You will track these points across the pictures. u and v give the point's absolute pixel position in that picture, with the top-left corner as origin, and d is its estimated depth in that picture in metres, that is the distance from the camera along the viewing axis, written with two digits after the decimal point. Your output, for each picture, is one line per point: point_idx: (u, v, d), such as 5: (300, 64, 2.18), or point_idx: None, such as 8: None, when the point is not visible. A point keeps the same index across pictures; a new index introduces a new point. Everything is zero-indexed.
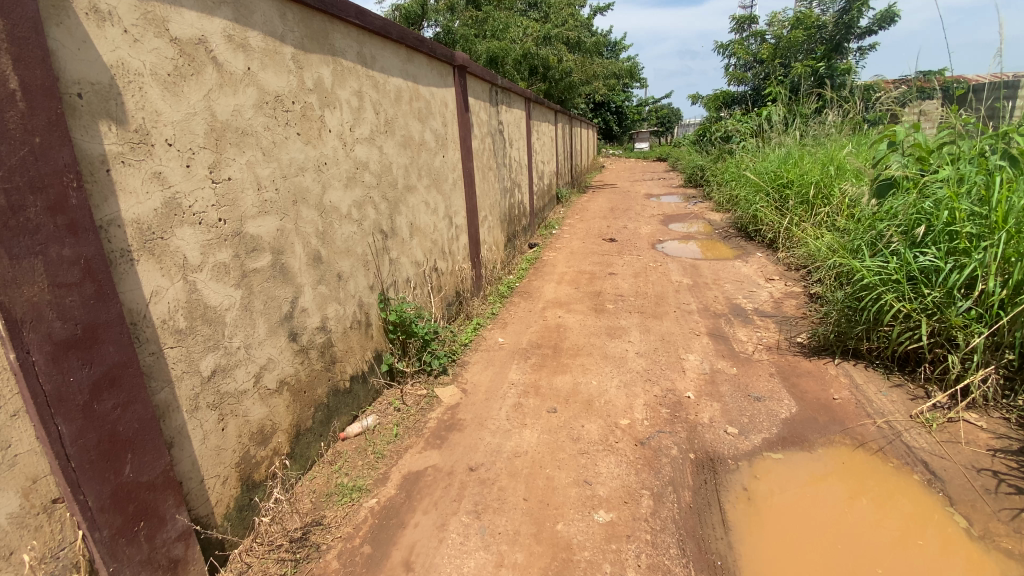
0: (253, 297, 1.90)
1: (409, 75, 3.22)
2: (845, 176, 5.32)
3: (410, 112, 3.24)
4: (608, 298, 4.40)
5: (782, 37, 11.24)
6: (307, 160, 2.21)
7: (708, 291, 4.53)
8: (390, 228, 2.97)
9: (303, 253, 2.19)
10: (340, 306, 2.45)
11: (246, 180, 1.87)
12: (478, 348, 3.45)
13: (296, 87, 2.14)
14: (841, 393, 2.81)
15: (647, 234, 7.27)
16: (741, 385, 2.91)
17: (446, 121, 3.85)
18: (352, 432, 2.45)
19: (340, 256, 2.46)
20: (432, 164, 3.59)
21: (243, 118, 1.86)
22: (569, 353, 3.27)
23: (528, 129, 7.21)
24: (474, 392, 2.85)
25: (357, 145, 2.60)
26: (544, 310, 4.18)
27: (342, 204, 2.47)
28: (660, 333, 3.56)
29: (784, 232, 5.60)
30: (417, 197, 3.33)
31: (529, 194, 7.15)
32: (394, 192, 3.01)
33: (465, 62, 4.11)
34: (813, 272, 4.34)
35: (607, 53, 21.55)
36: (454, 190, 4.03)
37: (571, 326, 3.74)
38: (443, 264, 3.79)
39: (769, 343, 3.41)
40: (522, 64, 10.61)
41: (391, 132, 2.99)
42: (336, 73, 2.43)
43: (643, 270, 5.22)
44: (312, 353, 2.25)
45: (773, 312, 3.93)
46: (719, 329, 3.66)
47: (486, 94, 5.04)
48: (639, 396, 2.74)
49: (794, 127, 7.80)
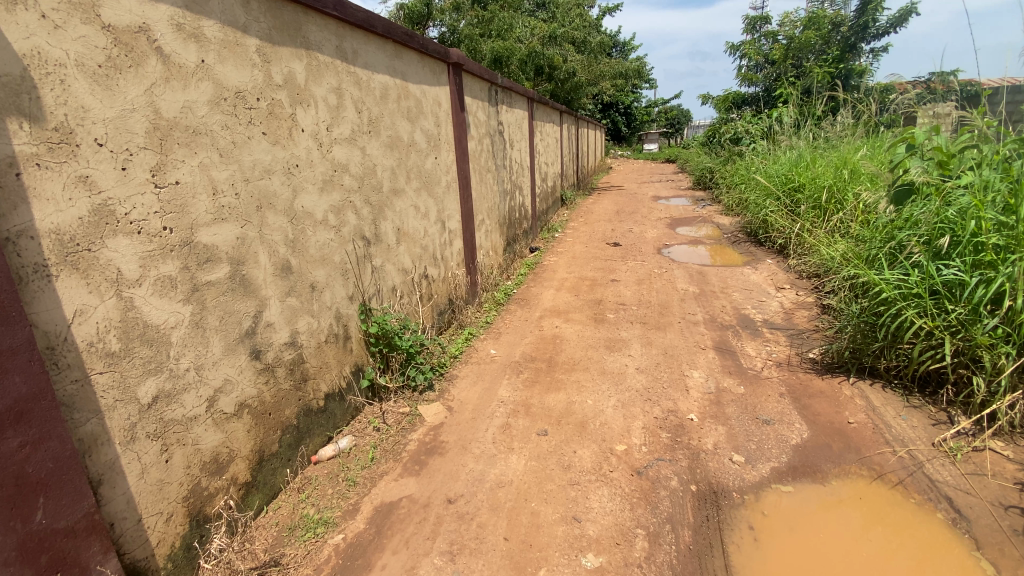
0: (207, 313, 1.73)
1: (398, 72, 3.04)
2: (860, 180, 5.07)
3: (399, 111, 3.07)
4: (609, 307, 4.19)
5: (794, 36, 10.92)
6: (274, 162, 2.04)
7: (715, 300, 4.30)
8: (374, 234, 2.79)
9: (270, 263, 2.01)
10: (313, 319, 2.27)
11: (199, 184, 1.70)
12: (469, 360, 3.26)
13: (261, 83, 1.97)
14: (858, 416, 2.59)
15: (653, 238, 7.04)
16: (748, 406, 2.69)
17: (439, 121, 3.67)
18: (324, 456, 2.27)
19: (314, 265, 2.28)
20: (423, 167, 3.40)
21: (196, 116, 1.69)
22: (564, 368, 3.06)
23: (530, 129, 7.02)
24: (460, 410, 2.66)
25: (336, 146, 2.43)
26: (541, 319, 3.98)
27: (317, 208, 2.29)
28: (663, 347, 3.35)
29: (796, 239, 5.35)
30: (405, 201, 3.15)
31: (531, 197, 6.95)
32: (379, 195, 2.84)
33: (461, 60, 3.93)
34: (827, 282, 4.10)
35: (616, 53, 21.26)
36: (447, 193, 3.84)
37: (569, 338, 3.54)
38: (434, 271, 3.60)
39: (780, 359, 3.18)
40: (528, 63, 10.45)
41: (377, 132, 2.81)
42: (312, 69, 2.26)
43: (647, 277, 5.00)
44: (279, 371, 2.07)
45: (784, 324, 3.70)
46: (726, 343, 3.44)
47: (485, 93, 4.85)
48: (637, 418, 2.53)
49: (805, 129, 7.54)
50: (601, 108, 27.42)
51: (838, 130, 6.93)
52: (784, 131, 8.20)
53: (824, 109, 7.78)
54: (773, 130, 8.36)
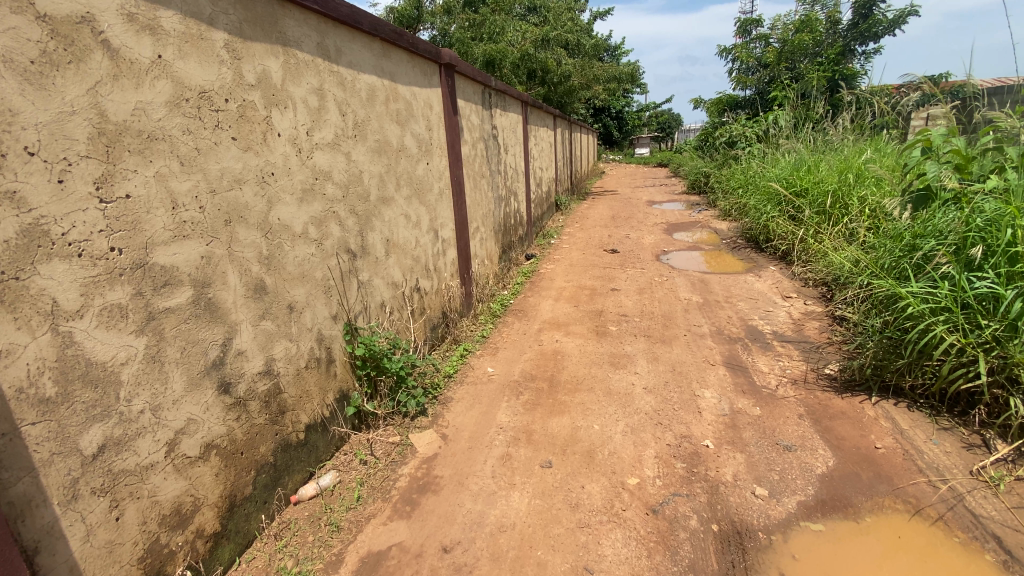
0: (166, 345, 1.51)
1: (386, 72, 2.84)
2: (866, 184, 4.95)
3: (387, 113, 2.86)
4: (611, 319, 3.99)
5: (787, 40, 10.82)
6: (246, 170, 1.82)
7: (721, 310, 4.12)
8: (361, 247, 2.58)
9: (241, 284, 1.80)
10: (291, 343, 2.06)
11: (155, 197, 1.48)
12: (464, 380, 3.04)
13: (230, 82, 1.76)
14: (884, 441, 2.41)
15: (650, 244, 6.87)
16: (766, 429, 2.50)
17: (430, 124, 3.47)
18: (305, 496, 2.06)
19: (292, 284, 2.06)
20: (414, 173, 3.20)
21: (151, 119, 1.47)
22: (567, 388, 2.85)
23: (525, 133, 6.85)
24: (455, 439, 2.44)
25: (318, 152, 2.22)
26: (540, 332, 3.78)
27: (296, 221, 2.08)
28: (670, 363, 3.15)
29: (800, 245, 5.21)
30: (394, 210, 2.94)
31: (526, 202, 6.77)
32: (366, 205, 2.63)
33: (453, 60, 3.74)
34: (837, 290, 3.94)
35: (608, 57, 21.18)
36: (440, 200, 3.64)
37: (570, 353, 3.33)
38: (427, 283, 3.38)
39: (794, 376, 3.00)
40: (520, 67, 10.30)
41: (363, 137, 2.61)
42: (289, 67, 2.05)
43: (648, 286, 4.82)
44: (252, 405, 1.85)
45: (796, 337, 3.53)
46: (736, 358, 3.25)
47: (478, 95, 4.66)
48: (648, 446, 2.33)
49: (803, 132, 7.43)
50: (593, 112, 27.34)
51: (837, 133, 6.82)
52: (781, 135, 8.09)
53: (821, 112, 7.69)
54: (771, 132, 8.27)
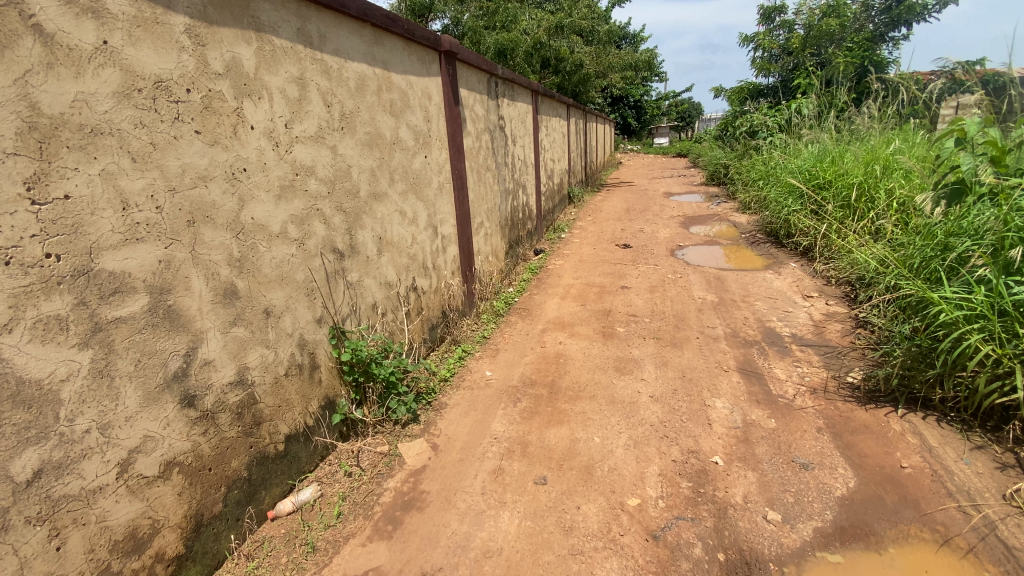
0: (116, 358, 1.41)
1: (378, 59, 2.68)
2: (894, 176, 4.66)
3: (380, 104, 2.71)
4: (619, 319, 3.80)
5: (813, 24, 10.34)
6: (212, 166, 1.69)
7: (737, 311, 3.89)
8: (351, 246, 2.44)
9: (207, 289, 1.68)
10: (268, 350, 1.94)
11: (101, 198, 1.37)
12: (461, 384, 2.90)
13: (193, 71, 1.62)
14: (912, 459, 2.20)
15: (665, 238, 6.64)
16: (781, 444, 2.30)
17: (429, 115, 3.31)
18: (283, 511, 1.94)
19: (269, 287, 1.93)
20: (410, 167, 3.04)
21: (95, 112, 1.36)
22: (568, 396, 2.68)
23: (535, 124, 6.63)
24: (446, 449, 2.30)
25: (299, 146, 2.08)
26: (544, 333, 3.61)
27: (273, 220, 1.95)
28: (680, 369, 2.96)
29: (822, 241, 4.94)
30: (389, 206, 2.79)
31: (536, 195, 6.58)
32: (357, 201, 2.48)
33: (454, 48, 3.56)
34: (863, 290, 3.69)
35: (625, 45, 20.71)
36: (440, 195, 3.48)
37: (574, 357, 3.17)
38: (425, 282, 3.24)
39: (814, 384, 2.79)
40: (534, 56, 10.08)
41: (353, 129, 2.46)
42: (264, 54, 1.91)
43: (660, 283, 4.61)
44: (221, 418, 1.74)
45: (817, 341, 3.31)
46: (751, 363, 3.05)
47: (483, 85, 4.47)
48: (651, 463, 2.16)
49: (827, 122, 7.09)
50: (610, 101, 26.81)
51: (864, 122, 6.47)
52: (805, 124, 7.72)
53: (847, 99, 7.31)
54: (793, 122, 7.92)
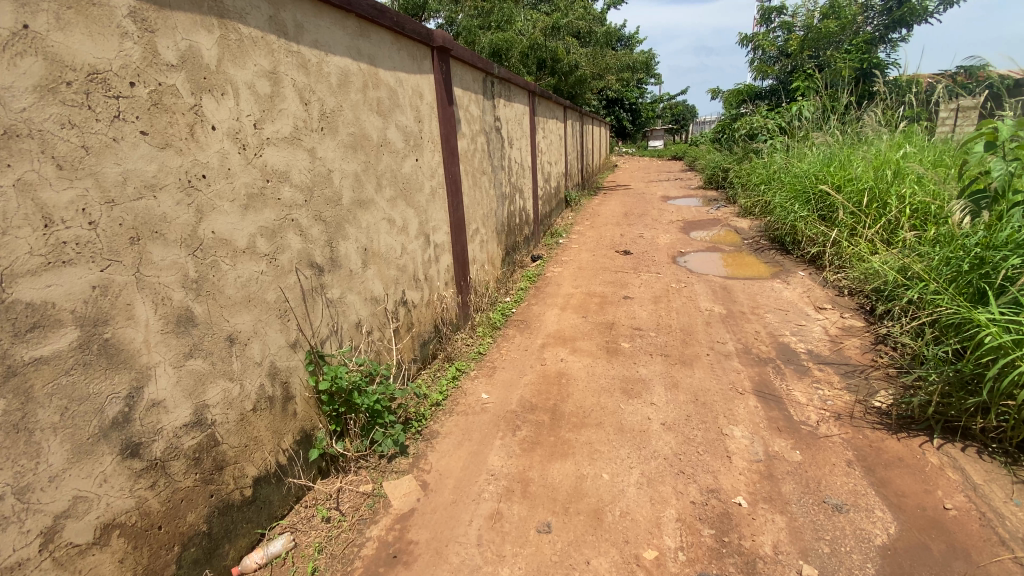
0: (36, 408, 1.17)
1: (364, 54, 2.44)
2: (907, 182, 4.47)
3: (365, 102, 2.46)
4: (623, 333, 3.57)
5: (812, 26, 10.18)
6: (164, 173, 1.45)
7: (747, 324, 3.67)
8: (332, 259, 2.20)
9: (156, 318, 1.43)
10: (232, 383, 1.70)
11: (16, 213, 1.13)
12: (455, 408, 2.66)
13: (139, 61, 1.38)
14: (955, 499, 1.98)
15: (666, 244, 6.43)
16: (810, 482, 2.08)
17: (421, 115, 3.07)
18: (250, 567, 1.70)
19: (233, 311, 1.69)
20: (399, 172, 2.80)
21: (9, 110, 1.12)
22: (572, 424, 2.44)
23: (532, 126, 6.41)
24: (437, 489, 2.06)
25: (269, 149, 1.84)
26: (544, 349, 3.38)
27: (239, 233, 1.71)
28: (692, 391, 2.72)
29: (832, 249, 4.74)
30: (375, 214, 2.55)
31: (533, 200, 6.35)
32: (339, 210, 2.24)
33: (448, 44, 3.32)
34: (881, 304, 3.50)
35: (620, 46, 20.52)
36: (432, 201, 3.24)
37: (577, 376, 2.93)
38: (415, 295, 2.99)
39: (838, 410, 2.58)
40: (529, 56, 9.89)
41: (334, 130, 2.22)
42: (228, 43, 1.66)
43: (664, 294, 4.38)
44: (175, 466, 1.50)
45: (834, 358, 3.12)
46: (767, 384, 2.82)
47: (478, 84, 4.23)
48: (667, 505, 1.93)
49: (830, 125, 6.92)
50: (605, 104, 26.63)
51: (869, 126, 6.31)
52: (807, 126, 7.55)
53: (848, 102, 7.16)
54: (795, 125, 7.75)
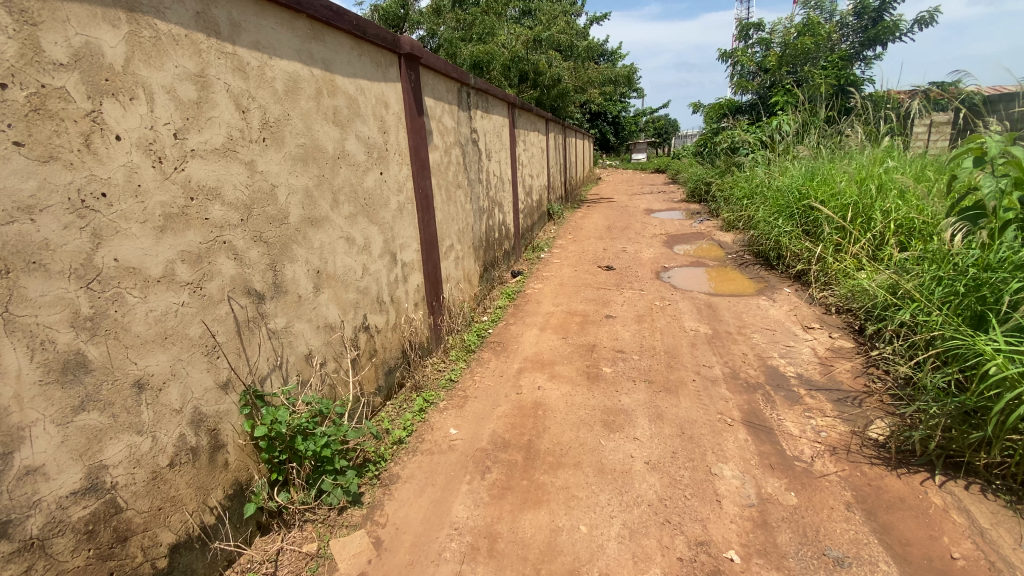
0: None
1: (317, 58, 2.22)
2: (892, 197, 4.37)
3: (319, 111, 2.24)
4: (604, 357, 3.36)
5: (789, 43, 10.25)
6: (44, 192, 1.23)
7: (734, 346, 3.50)
8: (276, 285, 1.97)
9: (31, 366, 1.21)
10: (141, 437, 1.45)
11: None
12: (420, 445, 2.41)
13: (15, 60, 1.18)
14: (964, 547, 1.80)
15: (649, 259, 6.28)
16: (807, 530, 1.88)
17: (387, 126, 2.85)
18: None
19: (142, 351, 1.45)
20: (361, 186, 2.57)
21: None
22: (547, 464, 2.21)
23: (512, 137, 6.24)
24: (392, 547, 1.81)
25: (194, 162, 1.61)
26: (520, 374, 3.14)
27: (152, 259, 1.48)
28: (678, 424, 2.51)
29: (818, 265, 4.62)
30: (330, 233, 2.31)
31: (513, 213, 6.15)
32: (284, 230, 2.01)
33: (417, 50, 3.12)
34: (871, 324, 3.35)
35: (602, 61, 20.70)
36: (400, 218, 3.02)
37: (554, 406, 2.70)
38: (380, 319, 2.75)
39: (833, 442, 2.40)
40: (511, 69, 9.79)
41: (280, 141, 1.99)
42: (140, 42, 1.45)
43: (648, 312, 4.20)
44: (58, 543, 1.25)
45: (826, 383, 2.95)
46: (757, 413, 2.63)
47: (453, 93, 4.03)
48: (652, 564, 1.71)
49: (811, 139, 6.88)
50: (588, 117, 26.76)
51: (850, 140, 6.26)
52: (787, 141, 7.52)
53: (828, 117, 7.14)
54: (776, 139, 7.71)
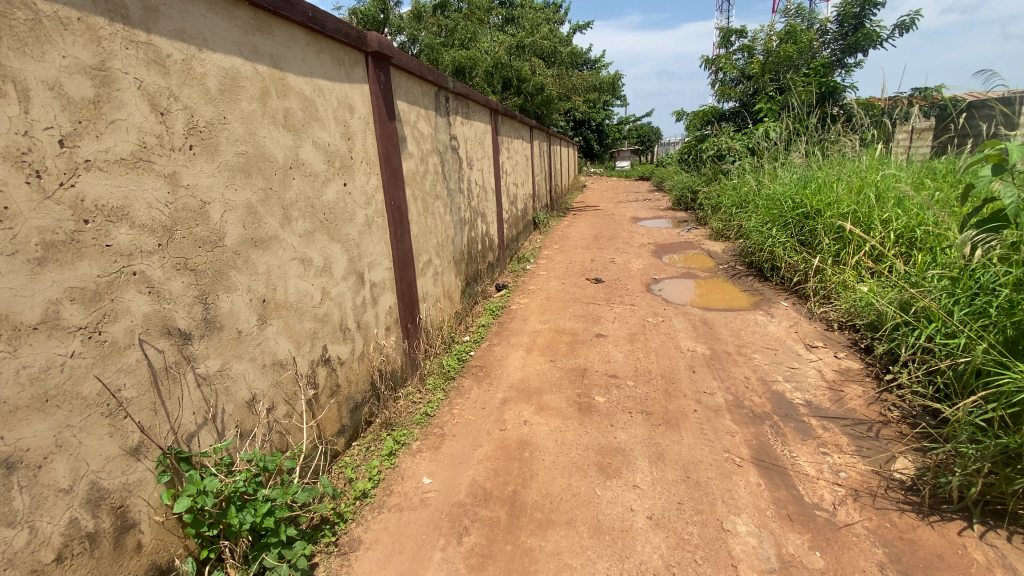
0: None
1: (262, 53, 1.91)
2: (891, 207, 4.19)
3: (265, 114, 1.93)
4: (597, 383, 3.06)
5: (771, 50, 10.18)
6: None
7: (734, 368, 3.23)
8: (206, 321, 1.64)
9: None
10: (12, 531, 1.13)
11: None
12: (388, 499, 2.09)
13: None
14: None
15: (638, 270, 6.03)
16: None
17: (351, 131, 2.54)
18: None
19: (9, 421, 1.13)
20: (319, 200, 2.26)
21: None
22: (535, 523, 1.91)
23: (495, 144, 5.96)
24: None
25: (89, 177, 1.29)
26: (504, 406, 2.82)
27: (25, 301, 1.16)
28: (681, 466, 2.23)
29: (816, 277, 4.41)
30: (280, 255, 1.99)
31: (497, 223, 5.86)
32: (218, 255, 1.69)
33: (386, 49, 2.82)
34: (880, 344, 3.13)
35: (585, 68, 20.72)
36: (369, 234, 2.70)
37: (542, 445, 2.40)
38: (343, 350, 2.42)
39: (855, 485, 2.13)
40: (494, 75, 9.55)
41: (213, 149, 1.68)
42: (10, 25, 1.14)
43: (640, 330, 3.92)
44: None
45: (838, 412, 2.70)
46: (767, 451, 2.35)
47: (430, 98, 3.74)
48: None
49: (799, 147, 6.75)
50: (573, 124, 26.68)
51: (841, 148, 6.12)
52: (775, 149, 7.38)
53: (815, 124, 7.01)
54: (764, 146, 7.57)
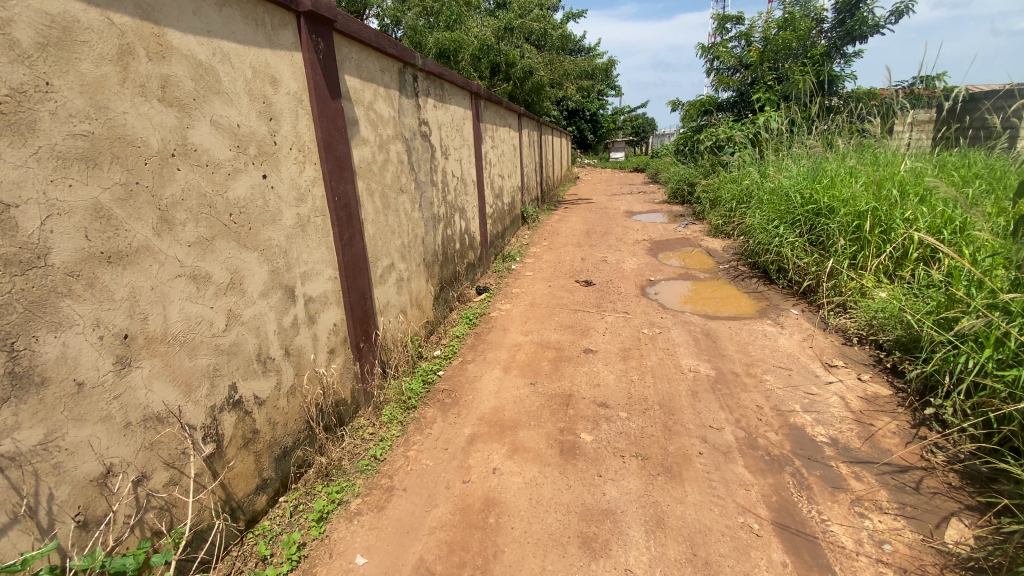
0: None
1: None
2: (914, 203, 3.73)
3: (128, 82, 1.41)
4: (584, 415, 2.57)
5: (769, 38, 9.60)
6: None
7: (744, 394, 2.77)
8: (13, 376, 1.15)
9: None
10: None
11: None
12: None
13: None
14: None
15: (632, 271, 5.54)
16: None
17: (274, 110, 2.02)
18: None
19: None
20: (222, 197, 1.75)
21: None
22: None
23: (476, 131, 5.42)
24: None
25: None
26: (470, 447, 2.33)
27: None
28: (685, 536, 1.77)
29: (829, 282, 3.94)
30: (154, 274, 1.48)
31: (478, 219, 5.34)
32: (34, 279, 1.19)
33: (325, 9, 2.29)
34: (914, 368, 2.67)
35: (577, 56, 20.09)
36: (302, 237, 2.19)
37: (511, 506, 1.93)
38: (262, 387, 1.92)
39: (904, 563, 1.68)
40: (482, 60, 8.93)
41: (25, 130, 1.17)
42: None
43: (634, 345, 3.45)
44: None
45: (873, 454, 2.24)
46: (790, 511, 1.90)
47: (391, 74, 3.20)
48: None
49: (803, 137, 6.26)
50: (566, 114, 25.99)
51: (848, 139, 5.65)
52: (776, 139, 6.88)
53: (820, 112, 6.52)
54: (764, 135, 7.06)
